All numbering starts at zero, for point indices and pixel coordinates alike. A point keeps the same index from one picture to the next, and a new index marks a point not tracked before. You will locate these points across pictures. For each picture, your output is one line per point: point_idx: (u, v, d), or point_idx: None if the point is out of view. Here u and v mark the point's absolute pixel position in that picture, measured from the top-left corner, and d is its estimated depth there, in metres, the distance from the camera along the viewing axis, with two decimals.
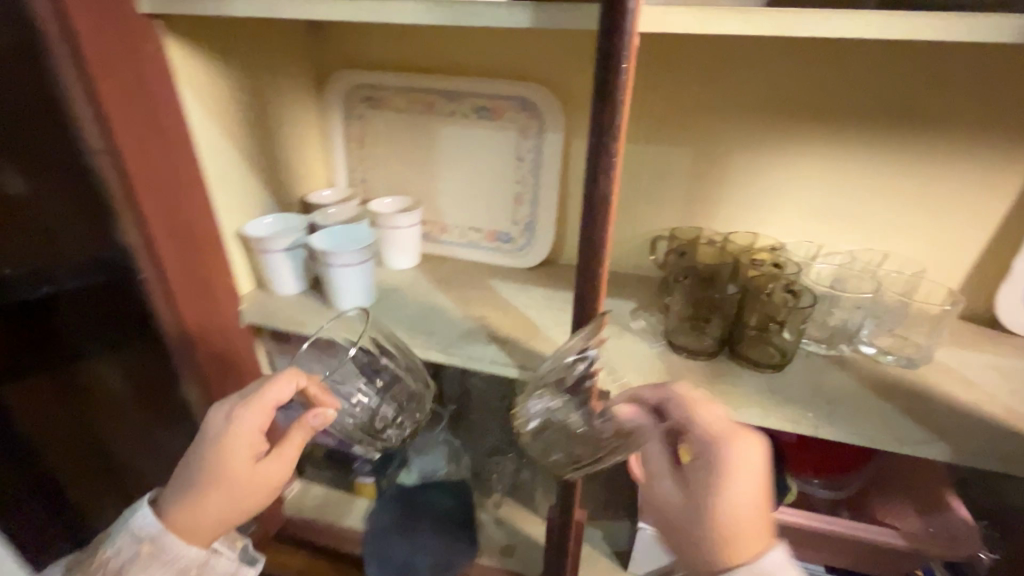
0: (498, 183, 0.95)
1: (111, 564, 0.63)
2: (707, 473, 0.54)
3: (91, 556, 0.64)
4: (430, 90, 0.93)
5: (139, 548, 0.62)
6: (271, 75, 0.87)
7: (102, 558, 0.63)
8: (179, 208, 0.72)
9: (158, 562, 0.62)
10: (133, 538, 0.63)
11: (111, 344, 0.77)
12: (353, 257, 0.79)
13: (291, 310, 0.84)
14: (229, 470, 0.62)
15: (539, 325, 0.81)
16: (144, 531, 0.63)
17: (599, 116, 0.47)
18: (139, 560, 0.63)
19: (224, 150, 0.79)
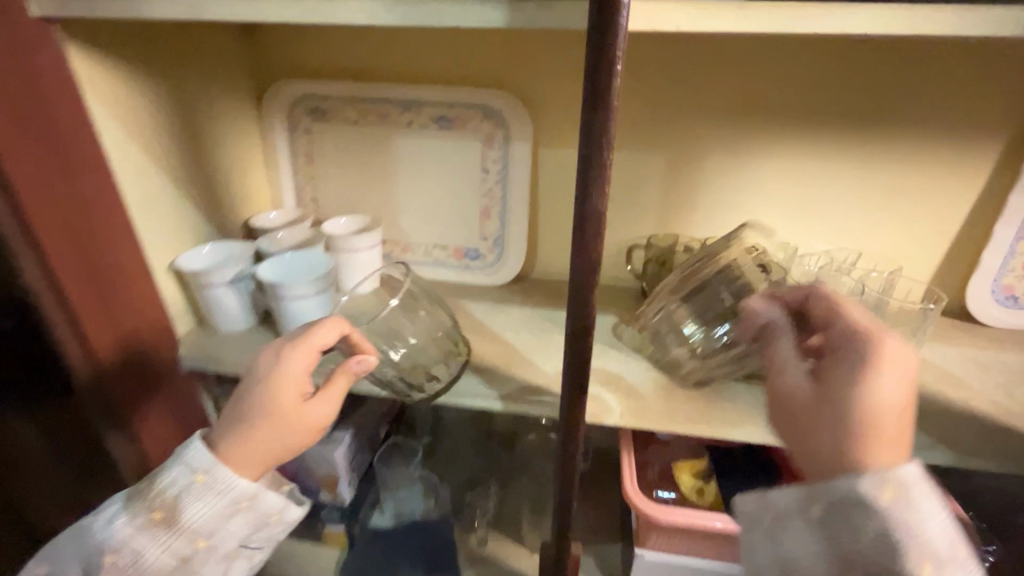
0: (463, 196, 0.89)
1: (166, 496, 0.56)
2: (846, 362, 0.48)
3: (143, 490, 0.57)
4: (383, 98, 0.85)
5: (193, 478, 0.56)
6: (202, 87, 0.77)
7: (155, 489, 0.56)
8: (93, 243, 0.61)
9: (216, 492, 0.55)
10: (186, 470, 0.56)
11: (20, 400, 0.67)
12: (307, 288, 0.71)
13: (238, 351, 0.75)
14: (275, 403, 0.54)
15: (519, 348, 0.76)
16: (197, 463, 0.55)
17: (590, 124, 0.40)
18: (194, 493, 0.56)
19: (149, 174, 0.69)
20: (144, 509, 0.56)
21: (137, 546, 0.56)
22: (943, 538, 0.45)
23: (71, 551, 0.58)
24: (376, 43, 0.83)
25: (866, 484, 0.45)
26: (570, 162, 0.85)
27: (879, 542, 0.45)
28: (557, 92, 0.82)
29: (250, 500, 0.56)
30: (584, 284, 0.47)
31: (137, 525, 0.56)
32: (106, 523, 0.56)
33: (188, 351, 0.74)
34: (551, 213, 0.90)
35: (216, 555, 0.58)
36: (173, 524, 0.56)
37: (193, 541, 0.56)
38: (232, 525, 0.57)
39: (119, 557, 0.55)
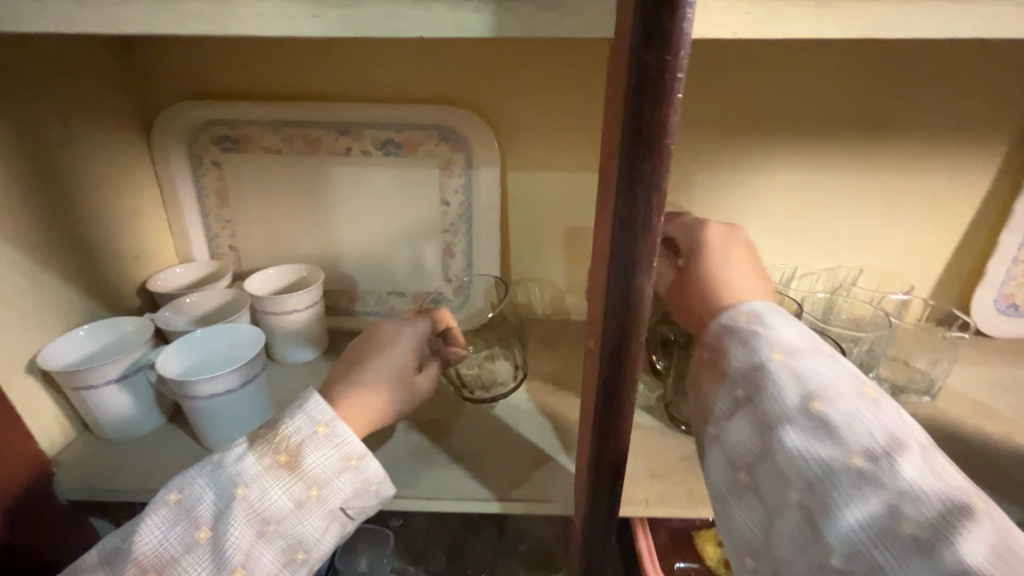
0: (421, 233, 0.75)
1: (290, 438, 0.46)
2: (690, 247, 0.52)
3: (264, 430, 0.47)
4: (312, 121, 0.69)
5: (318, 425, 0.47)
6: (61, 120, 0.58)
7: (278, 430, 0.46)
8: None
9: (339, 440, 0.47)
10: (305, 419, 0.47)
11: None
12: (223, 384, 0.54)
13: (139, 465, 0.56)
14: (400, 362, 0.54)
15: (508, 421, 0.62)
16: (321, 412, 0.47)
17: (636, 179, 0.28)
18: (319, 438, 0.46)
19: None
20: (268, 449, 0.45)
21: (258, 490, 0.44)
22: (802, 336, 0.41)
23: (189, 496, 0.44)
24: (296, 54, 0.67)
25: (718, 320, 0.44)
26: (546, 188, 0.73)
27: (738, 351, 0.41)
28: (526, 108, 0.69)
29: (365, 457, 0.48)
30: (620, 375, 0.36)
31: (261, 465, 0.44)
32: (222, 464, 0.44)
33: (67, 478, 0.54)
34: (525, 246, 0.77)
35: (327, 512, 0.46)
36: (298, 467, 0.45)
37: (308, 490, 0.45)
38: (347, 479, 0.47)
39: (245, 497, 0.43)
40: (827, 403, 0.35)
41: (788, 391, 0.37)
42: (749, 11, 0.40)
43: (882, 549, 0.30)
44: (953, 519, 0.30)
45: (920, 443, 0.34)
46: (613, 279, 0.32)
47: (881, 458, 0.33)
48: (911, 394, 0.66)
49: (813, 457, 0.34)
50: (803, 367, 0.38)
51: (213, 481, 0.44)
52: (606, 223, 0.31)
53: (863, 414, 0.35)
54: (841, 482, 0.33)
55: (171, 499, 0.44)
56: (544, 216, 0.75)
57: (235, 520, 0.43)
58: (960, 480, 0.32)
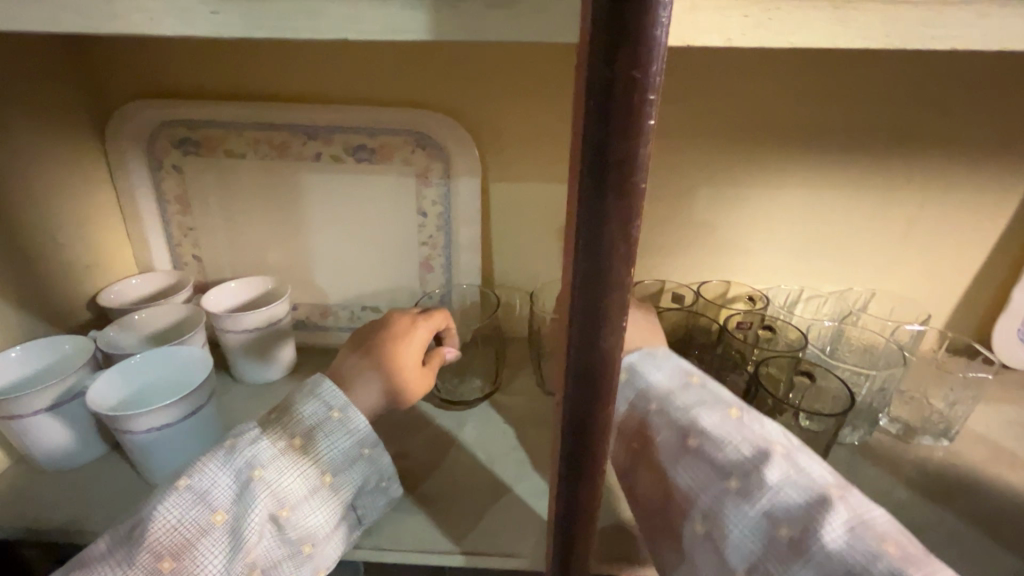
0: (397, 245, 0.69)
1: (304, 422, 0.43)
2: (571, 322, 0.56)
3: (275, 415, 0.44)
4: (279, 125, 0.64)
5: (333, 410, 0.45)
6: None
7: (292, 414, 0.43)
8: None
9: (352, 427, 0.45)
10: (319, 403, 0.45)
11: None
12: (161, 418, 0.49)
13: (71, 501, 0.51)
14: (397, 364, 0.50)
15: (482, 458, 0.58)
16: (333, 397, 0.45)
17: (599, 226, 0.23)
18: (333, 423, 0.44)
19: None
20: (282, 433, 0.42)
21: (275, 473, 0.40)
22: (672, 371, 0.46)
23: (203, 482, 0.39)
24: (261, 52, 0.62)
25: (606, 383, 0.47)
26: (531, 201, 0.68)
27: (621, 401, 0.46)
28: (510, 114, 0.63)
29: (377, 445, 0.46)
30: (586, 450, 0.30)
31: (277, 447, 0.41)
32: (236, 446, 0.41)
33: None
34: (509, 263, 0.72)
35: (340, 501, 0.44)
36: (314, 450, 0.42)
37: (322, 476, 0.43)
38: (359, 469, 0.45)
39: (264, 478, 0.39)
40: (700, 433, 0.40)
41: (667, 432, 0.42)
42: (749, 14, 0.34)
43: (770, 557, 0.35)
44: (819, 511, 0.35)
45: (783, 444, 0.40)
46: (575, 336, 0.26)
47: (751, 471, 0.37)
48: (926, 437, 0.61)
49: (701, 487, 0.38)
50: (677, 407, 0.42)
51: (227, 465, 0.40)
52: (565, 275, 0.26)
53: (732, 434, 0.40)
54: (725, 504, 0.37)
55: (182, 485, 0.39)
56: (529, 230, 0.69)
57: (253, 505, 0.39)
58: (821, 470, 0.38)
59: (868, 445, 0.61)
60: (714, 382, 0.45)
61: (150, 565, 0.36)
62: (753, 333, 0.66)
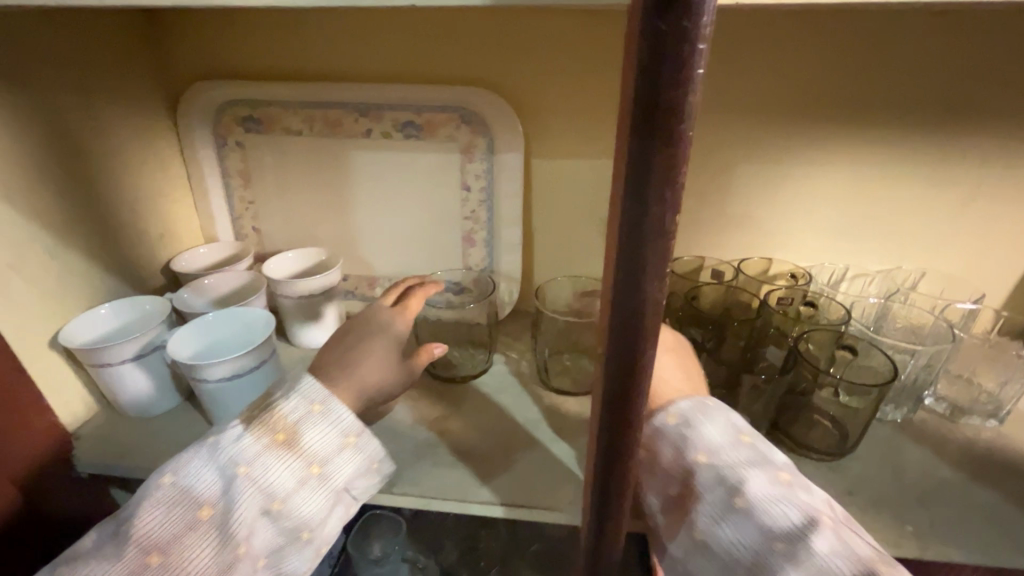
0: (441, 219, 0.72)
1: (286, 417, 0.43)
2: None
3: (256, 410, 0.44)
4: (331, 102, 0.67)
5: (314, 403, 0.45)
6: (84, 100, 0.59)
7: (272, 409, 0.44)
8: None
9: (336, 417, 0.45)
10: (299, 397, 0.45)
11: None
12: (230, 368, 0.53)
13: (152, 443, 0.57)
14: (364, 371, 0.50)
15: (522, 422, 0.60)
16: (314, 390, 0.45)
17: (646, 171, 0.24)
18: (317, 416, 0.44)
19: (14, 222, 0.52)
20: (265, 430, 0.43)
21: (260, 469, 0.41)
22: (723, 425, 0.45)
23: (183, 474, 0.41)
24: (318, 31, 0.65)
25: (652, 421, 0.47)
26: (572, 175, 0.69)
27: (665, 447, 0.45)
28: (553, 88, 0.65)
29: (364, 433, 0.46)
30: (627, 394, 0.32)
31: (260, 444, 0.42)
32: (219, 444, 0.42)
33: (86, 453, 0.56)
34: (550, 237, 0.73)
35: (333, 490, 0.44)
36: (297, 444, 0.43)
37: (310, 468, 0.43)
38: (348, 458, 0.45)
39: (247, 475, 0.41)
40: (747, 493, 0.39)
41: (714, 489, 0.41)
42: None
43: None
44: None
45: (829, 513, 0.39)
46: (619, 280, 0.28)
47: (800, 541, 0.37)
48: (974, 417, 0.60)
49: (744, 550, 0.38)
50: (727, 466, 0.42)
51: (209, 459, 0.41)
52: (613, 225, 0.27)
53: (782, 498, 0.39)
54: (768, 570, 0.37)
55: (166, 482, 0.41)
56: (570, 204, 0.71)
57: (238, 498, 0.40)
58: (866, 546, 0.37)
59: (912, 423, 0.60)
60: (762, 438, 0.45)
61: (139, 559, 0.38)
62: (794, 308, 0.65)
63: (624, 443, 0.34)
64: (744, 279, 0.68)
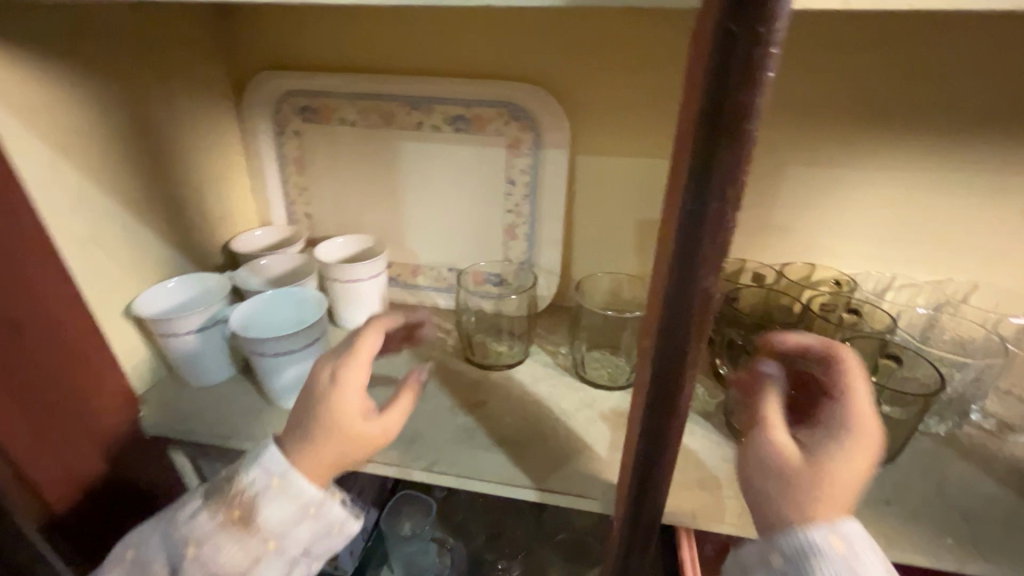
0: (484, 212, 0.74)
1: (240, 497, 0.47)
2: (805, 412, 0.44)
3: (217, 486, 0.48)
4: (387, 95, 0.70)
5: (272, 479, 0.47)
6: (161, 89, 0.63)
7: (228, 488, 0.48)
8: (23, 299, 0.49)
9: (293, 494, 0.47)
10: (258, 469, 0.47)
11: None
12: (287, 344, 0.57)
13: (212, 411, 0.61)
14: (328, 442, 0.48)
15: (556, 413, 0.62)
16: (272, 463, 0.47)
17: (708, 165, 0.25)
18: (270, 494, 0.47)
19: (96, 200, 0.56)
20: (219, 509, 0.47)
21: (212, 547, 0.47)
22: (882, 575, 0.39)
23: (144, 548, 0.49)
24: (377, 26, 0.68)
25: (808, 537, 0.38)
26: (616, 174, 0.70)
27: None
28: (602, 87, 0.66)
29: (321, 505, 0.48)
30: (673, 383, 0.33)
31: (213, 522, 0.47)
32: (177, 521, 0.48)
33: (151, 415, 0.60)
34: (590, 234, 0.74)
35: (289, 559, 0.48)
36: (248, 524, 0.47)
37: (264, 543, 0.47)
38: (303, 530, 0.48)
39: (197, 554, 0.47)
40: None
41: None
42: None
43: None
44: None
45: None
46: (673, 273, 0.29)
47: None
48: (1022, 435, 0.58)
49: None
50: None
51: (169, 535, 0.48)
52: (669, 219, 0.28)
53: None
54: None
55: (137, 550, 0.49)
56: (613, 202, 0.71)
57: (192, 573, 0.47)
58: None
59: (956, 437, 0.59)
60: None
61: None
62: (837, 315, 0.65)
63: (668, 430, 0.36)
64: (786, 283, 0.68)
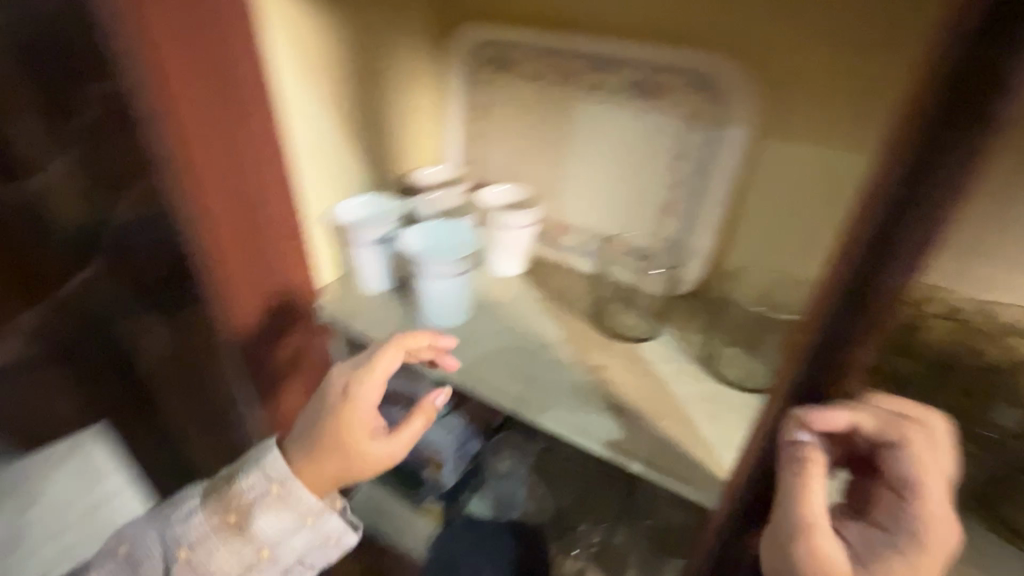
0: (642, 184, 0.72)
1: (238, 503, 0.59)
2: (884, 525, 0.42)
3: (215, 492, 0.61)
4: (573, 53, 0.71)
5: (273, 483, 0.59)
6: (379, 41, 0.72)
7: (227, 496, 0.60)
8: (257, 199, 0.61)
9: (292, 500, 0.58)
10: (263, 477, 0.59)
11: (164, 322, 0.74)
12: (448, 268, 0.64)
13: (373, 317, 0.71)
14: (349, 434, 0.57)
15: (671, 399, 0.61)
16: (275, 472, 0.59)
17: (967, 82, 0.27)
18: (266, 501, 0.59)
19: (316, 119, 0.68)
20: (218, 513, 0.59)
21: (201, 550, 0.58)
22: None
23: (138, 548, 0.61)
24: None
25: None
26: (800, 166, 0.64)
27: None
28: (808, 67, 0.60)
29: (318, 513, 0.60)
30: (848, 334, 0.35)
31: (208, 526, 0.59)
32: (173, 526, 0.60)
33: (332, 304, 0.73)
34: (753, 226, 0.69)
35: (278, 566, 0.60)
36: (242, 531, 0.59)
37: (259, 549, 0.59)
38: (291, 544, 0.60)
39: (187, 556, 0.58)
40: None
41: None
42: None
43: None
44: None
45: None
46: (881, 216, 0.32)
47: None
48: None
49: None
50: None
51: (163, 535, 0.60)
52: (882, 154, 0.31)
53: None
54: None
55: (126, 549, 0.61)
56: (790, 199, 0.65)
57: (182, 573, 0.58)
58: None
59: None
60: None
61: None
62: None
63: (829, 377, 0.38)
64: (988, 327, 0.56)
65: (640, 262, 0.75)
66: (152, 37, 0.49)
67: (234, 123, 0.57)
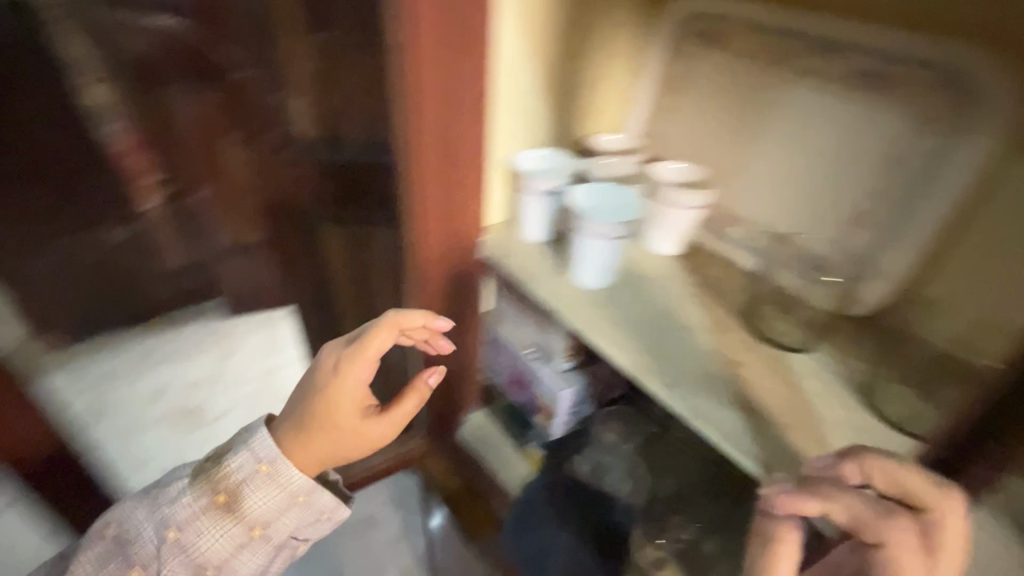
0: (838, 186, 0.65)
1: (226, 482, 0.57)
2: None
3: (204, 473, 0.58)
4: (792, 33, 0.66)
5: (263, 461, 0.57)
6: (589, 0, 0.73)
7: (217, 474, 0.57)
8: (454, 143, 0.68)
9: (282, 478, 0.57)
10: (252, 456, 0.58)
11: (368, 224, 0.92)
12: (607, 230, 0.67)
13: (529, 263, 0.77)
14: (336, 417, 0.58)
15: (811, 415, 0.57)
16: (264, 452, 0.57)
17: None
18: (258, 476, 0.57)
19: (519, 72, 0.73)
20: (206, 494, 0.56)
21: (189, 531, 0.56)
22: None
23: (124, 528, 0.57)
24: None
25: None
26: None
27: None
28: None
29: (310, 491, 0.58)
30: None
31: (197, 508, 0.56)
32: (159, 508, 0.57)
33: (493, 243, 0.80)
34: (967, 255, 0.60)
35: (272, 543, 0.59)
36: (232, 511, 0.56)
37: (252, 529, 0.57)
38: (286, 518, 0.58)
39: (176, 538, 0.55)
40: None
41: None
42: None
43: None
44: None
45: None
46: None
47: None
48: None
49: None
50: None
51: (151, 514, 0.57)
52: None
53: None
54: None
55: (113, 531, 0.58)
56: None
57: (171, 554, 0.56)
58: None
59: None
60: None
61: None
62: None
63: None
64: None
65: (813, 269, 0.69)
66: (415, 20, 0.58)
67: (455, 71, 0.63)
